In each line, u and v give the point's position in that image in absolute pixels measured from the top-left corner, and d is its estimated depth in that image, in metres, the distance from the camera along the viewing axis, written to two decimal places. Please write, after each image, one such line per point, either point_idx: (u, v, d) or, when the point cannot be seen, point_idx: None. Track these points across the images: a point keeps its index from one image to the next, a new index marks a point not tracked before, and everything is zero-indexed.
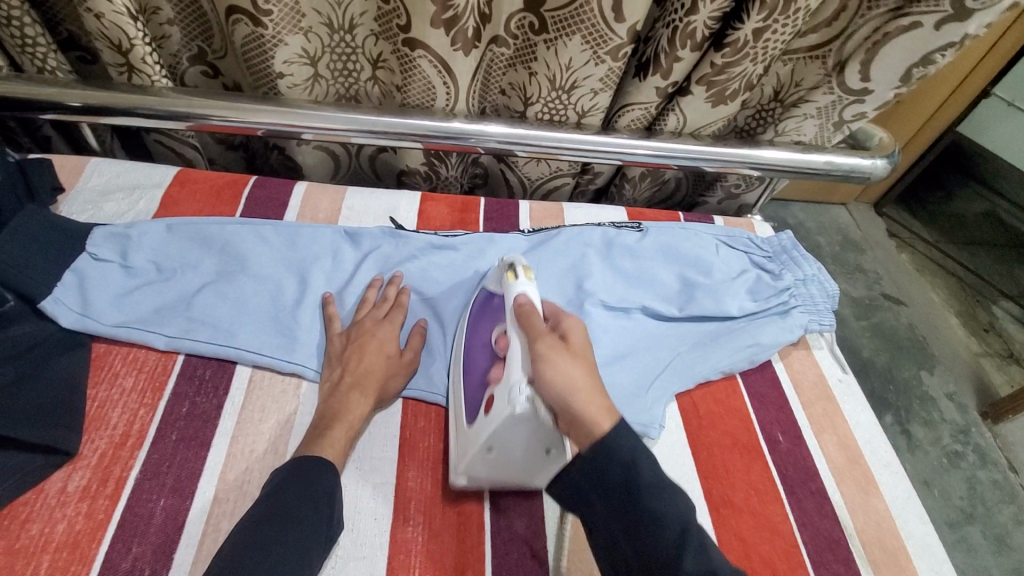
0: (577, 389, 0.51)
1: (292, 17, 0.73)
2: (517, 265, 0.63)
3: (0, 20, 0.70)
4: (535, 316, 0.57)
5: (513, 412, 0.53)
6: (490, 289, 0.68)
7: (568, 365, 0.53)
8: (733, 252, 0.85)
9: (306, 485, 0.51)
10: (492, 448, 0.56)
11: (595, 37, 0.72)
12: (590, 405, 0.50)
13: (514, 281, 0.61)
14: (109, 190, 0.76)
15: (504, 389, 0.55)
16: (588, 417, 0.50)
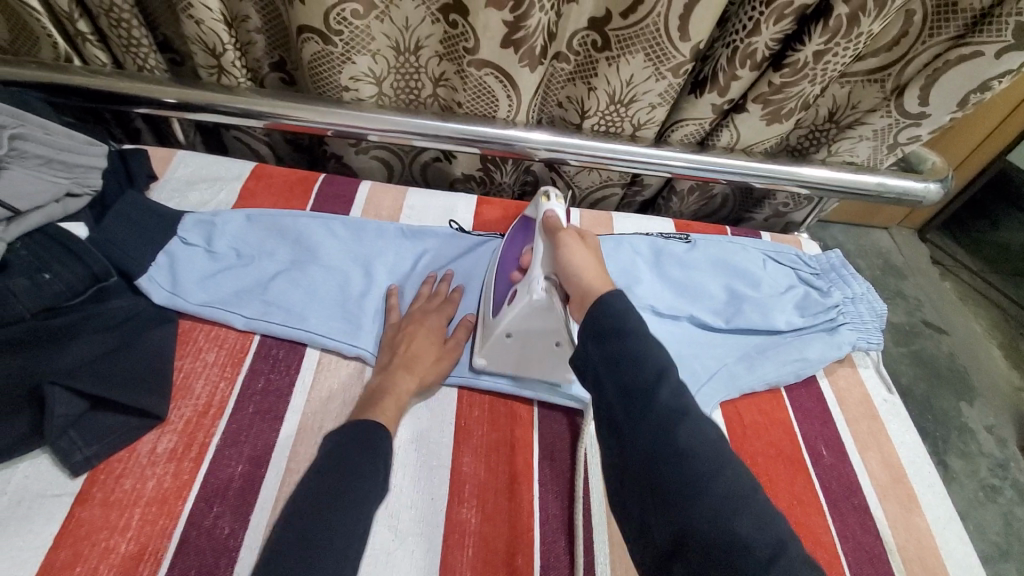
0: (587, 272, 0.58)
1: (362, 39, 0.77)
2: (551, 193, 0.70)
3: (111, 21, 0.76)
4: (560, 223, 0.66)
5: (533, 300, 0.63)
6: (529, 214, 0.73)
7: (582, 254, 0.60)
8: (780, 268, 0.86)
9: (362, 445, 0.55)
10: (511, 333, 0.65)
11: (658, 54, 0.75)
12: (596, 278, 0.57)
13: (545, 203, 0.69)
14: (194, 180, 0.82)
15: (525, 283, 0.64)
16: (590, 282, 0.57)
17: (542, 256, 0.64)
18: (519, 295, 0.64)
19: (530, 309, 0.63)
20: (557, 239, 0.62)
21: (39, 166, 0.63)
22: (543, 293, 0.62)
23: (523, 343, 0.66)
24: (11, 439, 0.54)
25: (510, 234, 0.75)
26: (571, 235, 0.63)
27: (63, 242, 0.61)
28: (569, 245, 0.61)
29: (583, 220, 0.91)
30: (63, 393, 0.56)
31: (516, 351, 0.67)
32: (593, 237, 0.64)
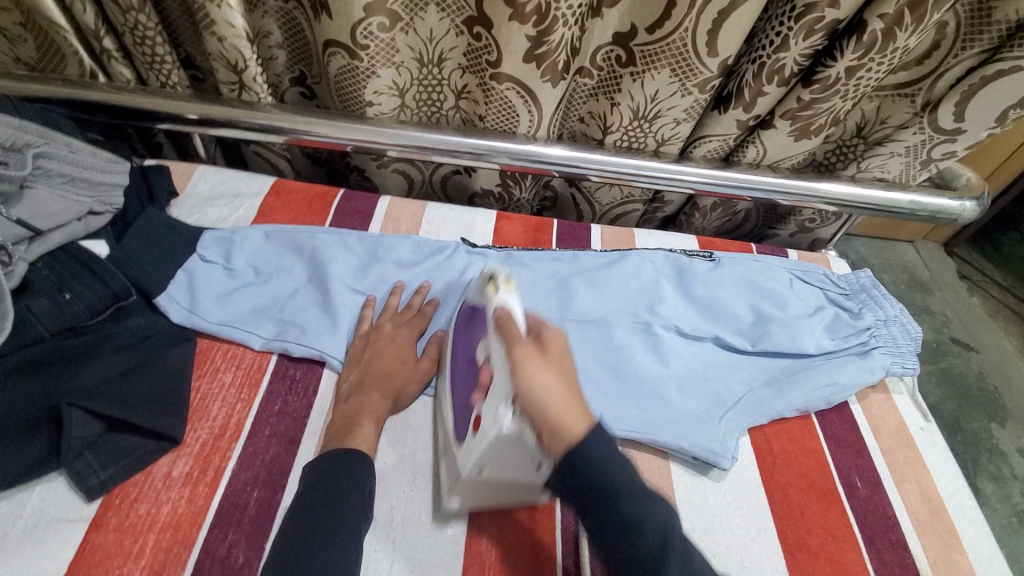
0: (553, 398, 0.49)
1: (387, 52, 0.76)
2: (498, 276, 0.60)
3: (136, 39, 0.76)
4: (516, 324, 0.55)
5: (501, 430, 0.52)
6: (473, 301, 0.65)
7: (544, 374, 0.50)
8: (808, 288, 0.84)
9: (343, 473, 0.53)
10: (483, 467, 0.55)
11: (684, 70, 0.73)
12: (568, 415, 0.48)
13: (494, 293, 0.58)
14: (213, 196, 0.81)
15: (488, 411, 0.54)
16: (563, 426, 0.48)
17: (500, 378, 0.53)
18: (485, 424, 0.54)
19: (498, 445, 0.53)
20: (514, 363, 0.51)
21: (62, 185, 0.62)
22: (512, 424, 0.52)
23: (493, 477, 0.56)
24: (29, 461, 0.54)
25: (456, 331, 0.67)
26: (528, 350, 0.52)
27: (85, 262, 0.61)
28: (533, 380, 0.50)
29: (604, 236, 0.89)
30: (80, 414, 0.55)
31: (488, 484, 0.57)
32: (554, 343, 0.53)
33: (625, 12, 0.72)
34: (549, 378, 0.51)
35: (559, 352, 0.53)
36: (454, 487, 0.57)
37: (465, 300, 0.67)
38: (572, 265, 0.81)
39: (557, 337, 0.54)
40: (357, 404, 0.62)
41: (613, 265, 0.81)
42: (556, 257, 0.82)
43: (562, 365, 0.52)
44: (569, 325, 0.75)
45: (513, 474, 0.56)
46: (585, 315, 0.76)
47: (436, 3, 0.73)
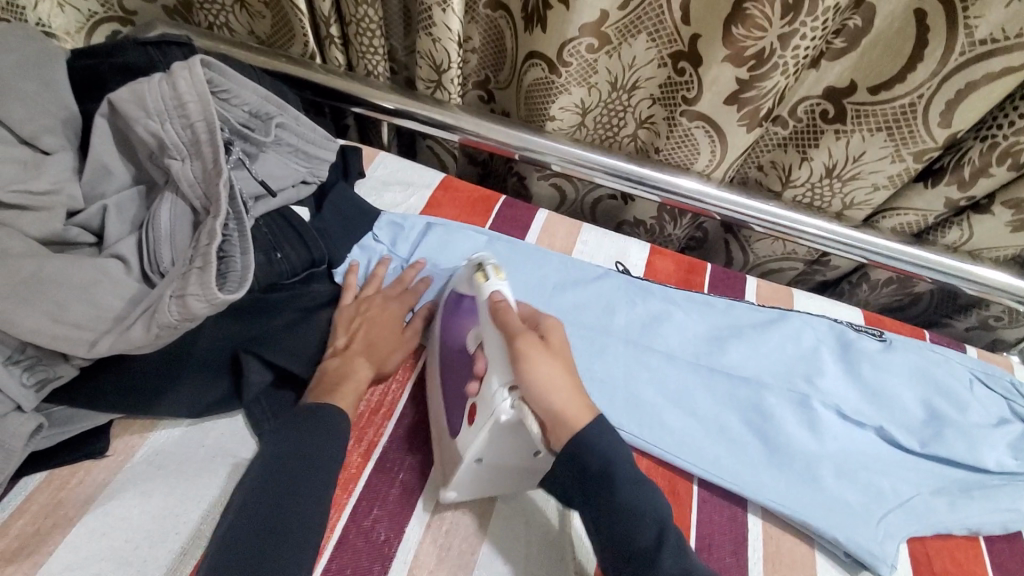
0: (551, 386, 0.51)
1: (585, 71, 0.78)
2: (488, 266, 0.61)
3: (358, 29, 0.83)
4: (512, 314, 0.56)
5: (496, 421, 0.52)
6: (461, 290, 0.65)
7: (546, 365, 0.52)
8: (990, 394, 0.75)
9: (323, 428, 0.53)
10: (482, 458, 0.54)
11: (903, 133, 0.69)
12: (573, 407, 0.51)
13: (485, 282, 0.59)
14: (390, 181, 0.86)
15: (486, 399, 0.54)
16: (568, 417, 0.51)
17: (494, 364, 0.54)
18: (481, 415, 0.53)
19: (494, 439, 0.54)
20: (516, 352, 0.52)
21: (287, 154, 0.67)
22: (511, 412, 0.52)
23: (494, 464, 0.55)
24: (219, 395, 0.59)
25: (444, 320, 0.67)
26: (534, 340, 0.53)
27: (293, 225, 0.65)
28: (535, 369, 0.51)
29: (759, 290, 0.85)
30: (256, 362, 0.60)
31: (486, 479, 0.57)
32: (553, 336, 0.56)
33: (847, 68, 0.68)
34: (544, 370, 0.52)
35: (558, 344, 0.56)
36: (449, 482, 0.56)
37: (453, 289, 0.67)
38: (726, 316, 0.78)
39: (555, 327, 0.57)
40: (351, 365, 0.61)
41: (769, 325, 0.77)
42: (709, 302, 0.79)
43: (562, 354, 0.55)
44: (717, 376, 0.73)
45: (516, 475, 0.57)
46: (738, 372, 0.73)
47: (648, 32, 0.72)
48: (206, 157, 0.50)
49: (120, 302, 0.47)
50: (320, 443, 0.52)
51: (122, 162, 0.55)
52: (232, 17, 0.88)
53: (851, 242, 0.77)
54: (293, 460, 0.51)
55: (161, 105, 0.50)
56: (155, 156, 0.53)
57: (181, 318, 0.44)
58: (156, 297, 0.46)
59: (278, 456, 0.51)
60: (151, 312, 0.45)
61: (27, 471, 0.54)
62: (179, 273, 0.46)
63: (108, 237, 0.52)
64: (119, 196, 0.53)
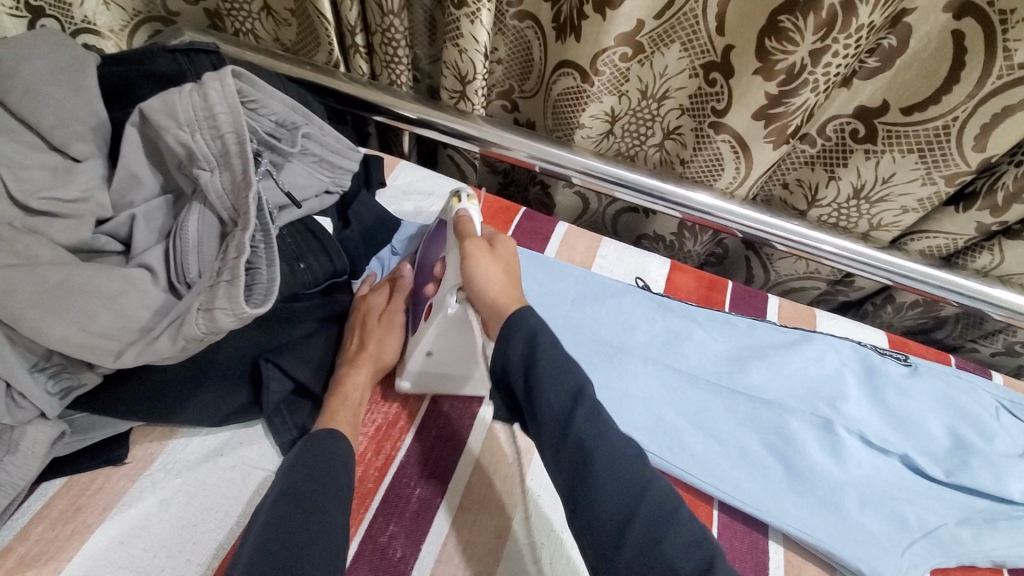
0: (492, 279, 0.56)
1: (617, 80, 0.78)
2: (463, 192, 0.67)
3: (384, 39, 0.83)
4: (472, 223, 0.62)
5: (445, 313, 0.59)
6: (442, 218, 0.70)
7: (488, 263, 0.57)
8: (1019, 423, 0.73)
9: (327, 456, 0.53)
10: (432, 350, 0.62)
11: (934, 156, 0.68)
12: (505, 296, 0.54)
13: (457, 204, 0.65)
14: (410, 190, 0.86)
15: (440, 299, 0.61)
16: (502, 300, 0.54)
17: (452, 267, 0.60)
18: (434, 311, 0.61)
19: (444, 327, 0.60)
20: (465, 252, 0.58)
21: (312, 163, 0.67)
22: (457, 306, 0.58)
23: (444, 355, 0.63)
24: (238, 404, 0.59)
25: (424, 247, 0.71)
26: (479, 245, 0.59)
27: (317, 234, 0.65)
28: (478, 266, 0.56)
29: (782, 309, 0.84)
30: (276, 371, 0.60)
31: (438, 363, 0.63)
32: (504, 247, 0.61)
33: (880, 87, 0.67)
34: (488, 269, 0.56)
35: (507, 254, 0.61)
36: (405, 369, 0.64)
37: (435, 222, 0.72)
38: (748, 335, 0.77)
39: (506, 243, 0.62)
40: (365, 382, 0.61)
41: (790, 347, 0.76)
42: (730, 321, 0.78)
43: (508, 262, 0.60)
44: (738, 397, 0.72)
45: (463, 364, 0.64)
46: (758, 393, 0.72)
47: (681, 42, 0.71)
48: (235, 168, 0.50)
49: (147, 312, 0.47)
50: (327, 481, 0.51)
51: (151, 171, 0.55)
52: (259, 24, 0.89)
53: (862, 257, 0.76)
54: (299, 499, 0.48)
55: (191, 116, 0.50)
56: (184, 166, 0.53)
57: (207, 331, 0.44)
58: (182, 309, 0.46)
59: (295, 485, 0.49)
60: (177, 324, 0.45)
61: (48, 476, 0.54)
62: (206, 286, 0.46)
63: (136, 245, 0.52)
64: (148, 205, 0.53)
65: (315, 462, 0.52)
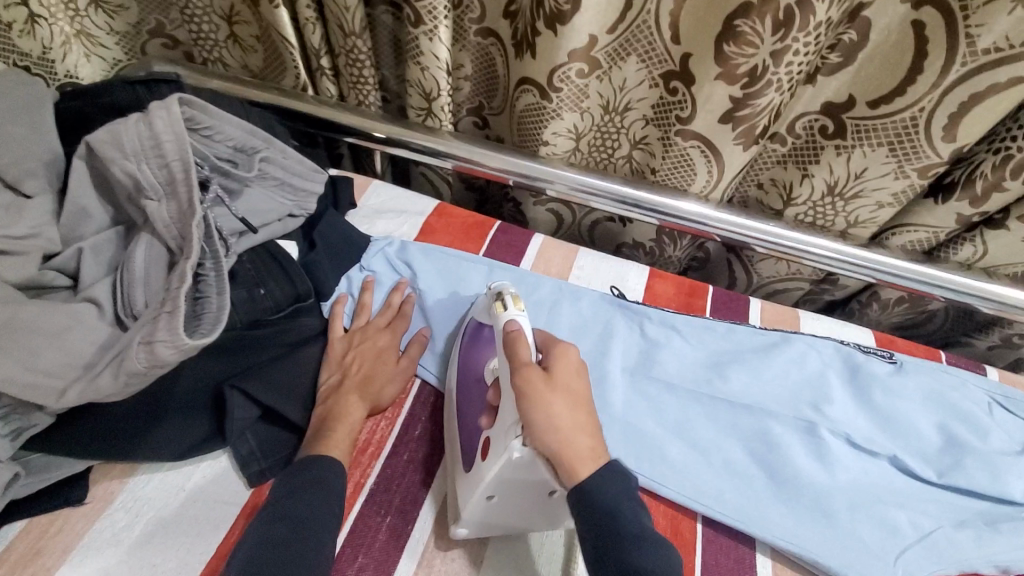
0: (564, 430, 0.48)
1: (576, 97, 0.77)
2: (506, 295, 0.61)
3: (349, 61, 0.82)
4: (523, 342, 0.54)
5: (509, 458, 0.50)
6: (479, 319, 0.65)
7: (553, 403, 0.49)
8: (1010, 418, 0.71)
9: (317, 484, 0.51)
10: (492, 496, 0.52)
11: (905, 149, 0.66)
12: (578, 444, 0.48)
13: (502, 311, 0.59)
14: (383, 210, 0.85)
15: (500, 433, 0.52)
16: (566, 466, 0.47)
17: (508, 406, 0.53)
18: (495, 447, 0.52)
19: (505, 479, 0.52)
20: (518, 387, 0.51)
21: (273, 188, 0.66)
22: (522, 448, 0.50)
23: (507, 501, 0.53)
24: (199, 437, 0.57)
25: (462, 343, 0.67)
26: (532, 371, 0.51)
27: (276, 257, 0.64)
28: (547, 411, 0.49)
29: (764, 312, 0.82)
30: (239, 398, 0.58)
31: (505, 512, 0.54)
32: (564, 362, 0.53)
33: (844, 83, 0.66)
34: (557, 411, 0.49)
35: (571, 380, 0.52)
36: (462, 517, 0.55)
37: (472, 316, 0.67)
38: (727, 340, 0.75)
39: (567, 358, 0.54)
40: (346, 406, 0.60)
41: (773, 349, 0.74)
42: (709, 326, 0.76)
43: (573, 389, 0.51)
44: (718, 405, 0.69)
45: (535, 520, 0.55)
46: (740, 399, 0.70)
47: (638, 54, 0.71)
48: (181, 197, 0.50)
49: (92, 347, 0.46)
50: (318, 505, 0.50)
51: (100, 204, 0.54)
52: (225, 52, 0.88)
53: (848, 258, 0.75)
54: (296, 520, 0.48)
55: (137, 146, 0.50)
56: (132, 197, 0.52)
57: (147, 365, 0.43)
58: (125, 343, 0.45)
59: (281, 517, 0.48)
60: (119, 359, 0.44)
61: (6, 521, 0.52)
62: (150, 318, 0.45)
63: (82, 279, 0.51)
64: (97, 238, 0.52)
65: (308, 488, 0.51)
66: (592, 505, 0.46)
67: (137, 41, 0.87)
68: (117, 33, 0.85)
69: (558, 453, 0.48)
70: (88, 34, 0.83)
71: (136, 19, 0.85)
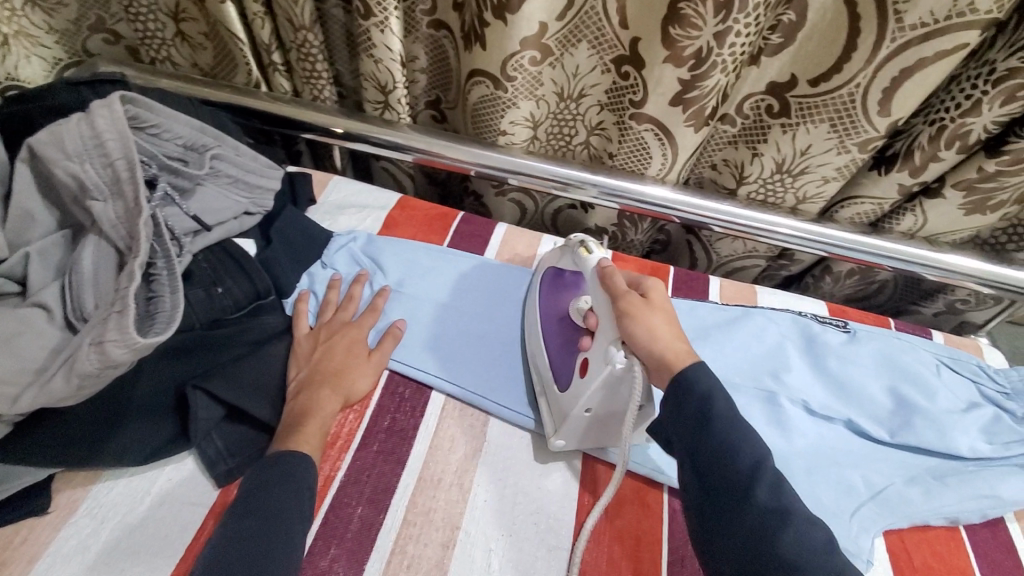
0: (657, 333, 0.53)
1: (531, 84, 0.78)
2: (590, 243, 0.66)
3: (301, 55, 0.81)
4: (618, 274, 0.59)
5: (611, 370, 0.54)
6: (565, 266, 0.69)
7: (652, 320, 0.54)
8: (956, 377, 0.74)
9: (286, 477, 0.51)
10: (591, 408, 0.58)
11: (846, 125, 0.69)
12: (671, 347, 0.52)
13: (588, 254, 0.64)
14: (345, 206, 0.84)
15: (599, 352, 0.56)
16: (666, 360, 0.51)
17: (608, 327, 0.57)
18: (594, 364, 0.56)
19: (606, 388, 0.56)
20: (624, 308, 0.55)
21: (227, 185, 0.65)
22: (623, 361, 0.54)
23: (603, 415, 0.58)
24: (162, 440, 0.57)
25: (543, 293, 0.72)
26: (634, 299, 0.55)
27: (235, 257, 0.64)
28: (642, 324, 0.53)
29: (723, 289, 0.85)
30: (203, 398, 0.57)
31: (594, 427, 0.60)
32: (657, 293, 0.57)
33: (786, 62, 0.68)
34: (659, 327, 0.53)
35: (661, 301, 0.57)
36: (560, 429, 0.61)
37: (548, 266, 0.73)
38: (690, 317, 0.77)
39: (657, 286, 0.58)
40: (313, 400, 0.60)
41: (733, 324, 0.77)
42: (672, 305, 0.78)
43: (666, 311, 0.56)
44: None
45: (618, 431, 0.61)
46: None
47: (588, 41, 0.73)
48: (128, 195, 0.49)
49: (43, 353, 0.45)
50: (287, 497, 0.50)
51: (45, 206, 0.53)
52: (174, 50, 0.86)
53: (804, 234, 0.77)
54: (264, 515, 0.48)
55: (79, 146, 0.49)
56: (77, 199, 0.51)
57: (101, 366, 0.42)
58: (76, 346, 0.44)
59: (251, 512, 0.48)
60: (70, 362, 0.43)
61: None
62: (100, 318, 0.44)
63: (31, 284, 0.50)
64: (43, 242, 0.51)
65: (279, 481, 0.51)
66: (724, 484, 0.45)
67: (76, 38, 0.84)
68: (57, 31, 0.82)
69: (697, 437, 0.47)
70: (26, 33, 0.80)
71: (75, 15, 0.82)
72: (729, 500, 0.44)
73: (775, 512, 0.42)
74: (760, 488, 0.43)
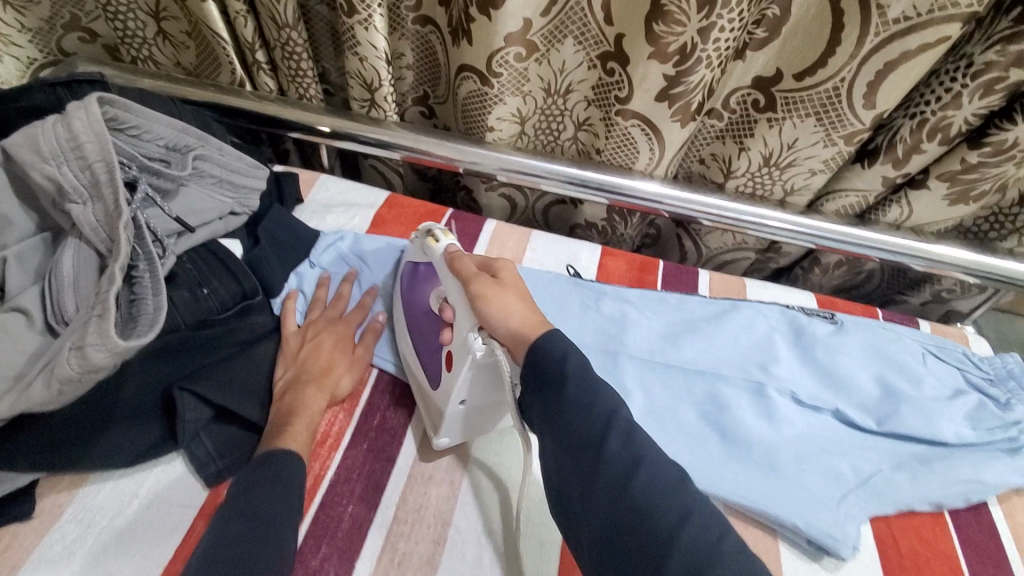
0: (509, 312, 0.53)
1: (517, 81, 0.77)
2: (437, 230, 0.65)
3: (285, 53, 0.81)
4: (465, 259, 0.59)
5: (473, 359, 0.54)
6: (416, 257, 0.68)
7: (503, 299, 0.54)
8: (943, 366, 0.75)
9: (274, 477, 0.51)
10: (465, 400, 0.57)
11: (831, 118, 0.69)
12: (525, 323, 0.53)
13: (435, 244, 0.63)
14: (332, 204, 0.84)
15: (459, 343, 0.56)
16: (523, 333, 0.52)
17: (463, 315, 0.56)
18: (457, 356, 0.56)
19: (474, 376, 0.56)
20: (474, 293, 0.55)
21: (211, 185, 0.66)
22: (482, 347, 0.54)
23: (475, 404, 0.58)
24: (149, 442, 0.56)
25: (403, 287, 0.70)
26: (484, 282, 0.56)
27: (220, 257, 0.64)
28: (497, 305, 0.54)
29: (712, 283, 0.85)
30: (190, 400, 0.57)
31: (471, 418, 0.60)
32: (507, 272, 0.58)
33: (770, 57, 0.68)
34: (506, 302, 0.54)
35: (511, 280, 0.58)
36: (438, 425, 0.60)
37: (406, 259, 0.71)
38: (680, 310, 0.78)
39: (506, 266, 0.59)
40: (301, 399, 0.59)
41: (722, 316, 0.77)
42: (662, 298, 0.79)
43: (517, 288, 0.57)
44: (672, 372, 0.72)
45: (496, 416, 0.61)
46: (693, 365, 0.72)
47: (574, 36, 0.73)
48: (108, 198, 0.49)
49: (22, 358, 0.45)
50: (276, 496, 0.49)
51: (23, 211, 0.52)
52: (156, 49, 0.85)
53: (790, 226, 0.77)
54: (253, 516, 0.47)
55: (55, 148, 0.48)
56: (56, 202, 0.50)
57: (82, 372, 0.42)
58: (56, 351, 0.44)
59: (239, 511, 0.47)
60: (50, 367, 0.43)
61: None
62: (80, 323, 0.44)
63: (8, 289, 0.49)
64: (21, 246, 0.51)
65: (267, 482, 0.50)
66: (579, 444, 0.46)
67: (51, 37, 0.83)
68: (29, 30, 0.82)
69: (551, 403, 0.48)
70: None
71: (48, 14, 0.81)
72: (595, 469, 0.45)
73: (624, 466, 0.44)
74: (610, 442, 0.45)
